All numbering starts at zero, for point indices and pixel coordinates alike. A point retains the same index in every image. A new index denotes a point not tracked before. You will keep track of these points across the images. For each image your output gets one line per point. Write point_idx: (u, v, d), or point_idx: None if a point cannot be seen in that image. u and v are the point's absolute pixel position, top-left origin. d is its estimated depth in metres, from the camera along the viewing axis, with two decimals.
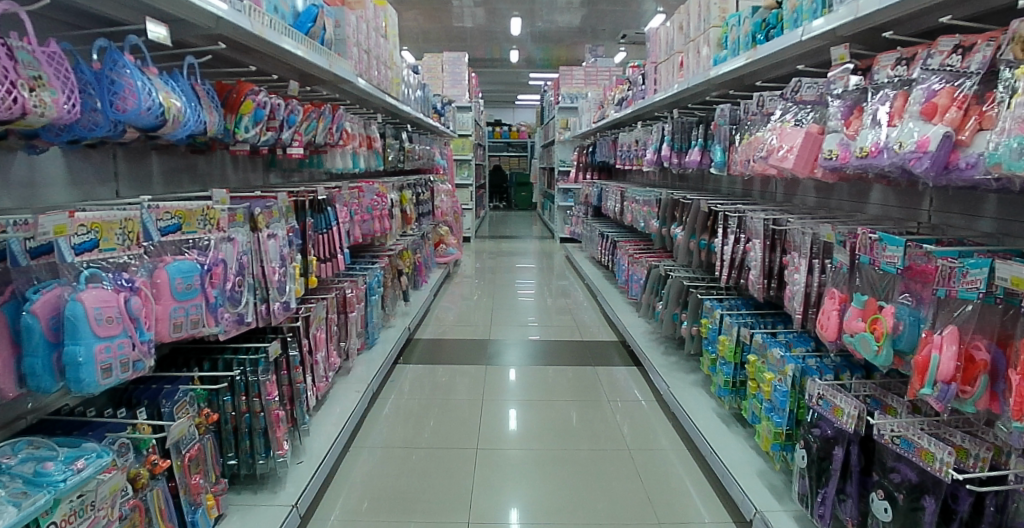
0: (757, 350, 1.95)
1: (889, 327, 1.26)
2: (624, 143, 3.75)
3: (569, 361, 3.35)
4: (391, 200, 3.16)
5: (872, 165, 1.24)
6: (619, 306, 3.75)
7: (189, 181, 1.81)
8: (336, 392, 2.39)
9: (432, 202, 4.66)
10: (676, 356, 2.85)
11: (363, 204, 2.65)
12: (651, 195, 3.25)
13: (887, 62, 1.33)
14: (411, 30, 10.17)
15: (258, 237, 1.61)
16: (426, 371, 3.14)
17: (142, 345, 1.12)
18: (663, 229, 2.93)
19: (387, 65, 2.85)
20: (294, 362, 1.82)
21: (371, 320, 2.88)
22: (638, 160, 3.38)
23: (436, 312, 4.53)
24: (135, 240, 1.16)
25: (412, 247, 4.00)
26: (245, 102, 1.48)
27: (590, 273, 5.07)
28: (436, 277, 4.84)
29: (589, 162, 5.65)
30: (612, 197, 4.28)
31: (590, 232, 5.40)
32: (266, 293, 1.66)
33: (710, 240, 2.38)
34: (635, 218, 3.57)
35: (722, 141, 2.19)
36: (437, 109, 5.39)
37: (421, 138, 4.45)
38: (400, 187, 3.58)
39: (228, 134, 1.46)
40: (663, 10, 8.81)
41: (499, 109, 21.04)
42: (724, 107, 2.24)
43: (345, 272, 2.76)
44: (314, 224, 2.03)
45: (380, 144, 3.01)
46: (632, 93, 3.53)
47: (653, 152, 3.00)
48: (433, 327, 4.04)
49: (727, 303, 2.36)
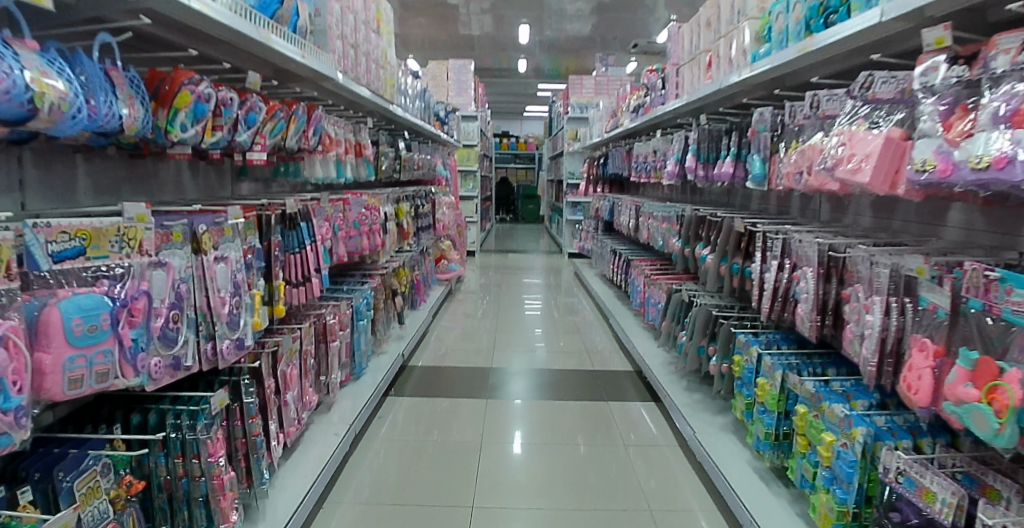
0: (807, 400, 1.64)
1: (1013, 399, 0.88)
2: (639, 154, 3.45)
3: (579, 395, 2.98)
4: (383, 214, 2.87)
5: (996, 180, 0.90)
6: (633, 330, 3.42)
7: (132, 192, 1.52)
8: (312, 435, 2.06)
9: (433, 215, 4.37)
10: (700, 394, 2.50)
11: (349, 220, 2.35)
12: (671, 211, 2.93)
13: (1009, 45, 1.00)
14: (417, 38, 9.97)
15: (202, 261, 1.31)
16: (420, 404, 2.80)
17: (5, 416, 0.80)
18: (686, 249, 2.61)
19: (380, 64, 2.57)
20: (250, 411, 1.51)
21: (359, 349, 2.57)
22: (656, 172, 3.06)
23: (436, 333, 4.21)
24: (4, 270, 0.85)
25: (409, 264, 3.69)
26: (182, 93, 1.18)
27: (600, 292, 4.74)
28: (436, 295, 4.52)
29: (600, 175, 5.35)
30: (626, 212, 3.96)
31: (600, 247, 5.07)
32: (212, 329, 1.35)
33: (746, 264, 2.05)
34: (652, 235, 3.25)
35: (763, 150, 1.88)
36: (440, 117, 5.12)
37: (422, 148, 4.17)
38: (395, 201, 3.28)
39: (160, 133, 1.16)
40: (676, 18, 8.51)
41: (507, 121, 20.91)
42: (764, 110, 1.93)
43: (329, 294, 2.46)
44: (283, 241, 1.72)
45: (372, 151, 2.73)
46: (651, 100, 3.23)
47: (675, 165, 2.69)
48: (431, 351, 3.71)
49: (766, 338, 2.03)
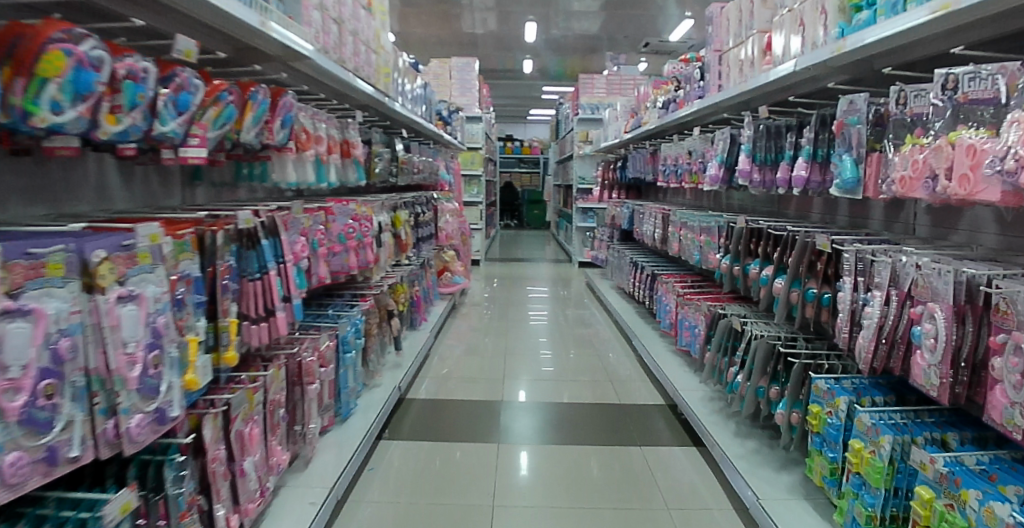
0: (934, 483, 1.22)
1: None
2: (668, 156, 3.03)
3: (605, 437, 2.49)
4: (377, 225, 2.46)
5: None
6: (663, 357, 2.97)
7: (20, 201, 1.10)
8: (281, 503, 1.61)
9: (434, 223, 3.96)
10: (755, 442, 2.07)
11: (332, 232, 1.94)
12: (711, 221, 2.50)
13: None
14: (419, 36, 9.58)
15: (98, 304, 0.88)
16: (416, 450, 2.33)
17: None
18: (735, 268, 2.19)
19: (371, 47, 2.16)
20: (178, 507, 1.09)
21: (346, 387, 2.14)
22: (693, 177, 2.63)
23: (438, 354, 3.77)
24: None
25: (408, 279, 3.27)
26: (49, 53, 0.77)
27: (619, 307, 4.31)
28: (438, 311, 4.08)
29: (616, 180, 4.95)
30: (650, 222, 3.53)
31: (617, 258, 4.65)
32: (113, 401, 0.91)
33: (826, 291, 1.63)
34: (685, 248, 2.83)
35: (857, 148, 1.47)
36: (443, 117, 4.71)
37: (423, 149, 3.75)
38: (390, 209, 2.86)
39: (16, 116, 0.77)
40: (693, 14, 8.09)
41: (511, 124, 20.57)
42: (857, 96, 1.49)
43: (309, 322, 2.04)
44: (236, 265, 1.32)
45: (363, 152, 2.33)
46: (683, 95, 2.79)
47: (720, 167, 2.26)
48: (432, 378, 3.27)
49: (851, 385, 1.61)
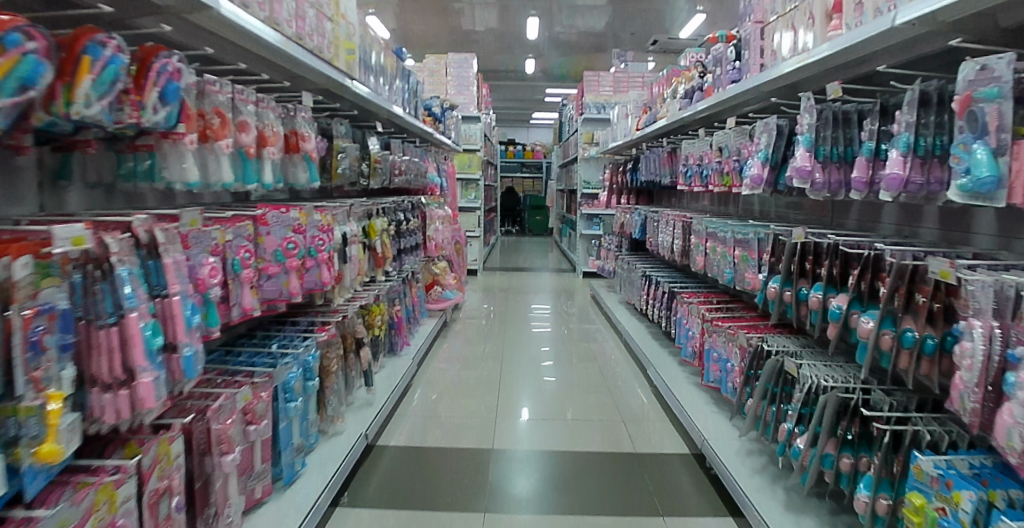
0: None
1: None
2: (690, 154, 2.56)
3: (619, 502, 1.98)
4: (338, 237, 2.00)
5: None
6: (686, 394, 2.47)
7: None
8: None
9: (421, 232, 3.51)
10: (814, 521, 1.53)
11: (263, 248, 1.48)
12: (749, 233, 2.03)
13: None
14: (416, 33, 9.17)
15: None
16: (385, 522, 1.84)
17: None
18: (787, 293, 1.71)
19: (325, 15, 1.71)
20: None
21: (288, 445, 1.66)
22: (724, 179, 2.15)
23: (423, 382, 3.29)
24: None
25: (385, 298, 2.81)
26: None
27: (629, 325, 3.84)
28: (426, 330, 3.61)
29: (625, 183, 4.50)
30: (667, 231, 3.05)
31: (625, 269, 4.19)
32: None
33: (931, 335, 1.17)
34: (713, 264, 2.36)
35: (996, 133, 1.01)
36: (434, 114, 4.26)
37: (407, 147, 3.29)
38: (360, 217, 2.40)
39: None
40: (704, 9, 7.64)
41: (513, 128, 20.18)
42: (998, 56, 1.02)
43: (236, 368, 1.57)
44: (71, 308, 0.86)
45: (319, 147, 1.87)
46: (712, 81, 2.30)
47: (763, 166, 1.79)
48: (412, 415, 2.78)
49: (968, 468, 1.16)
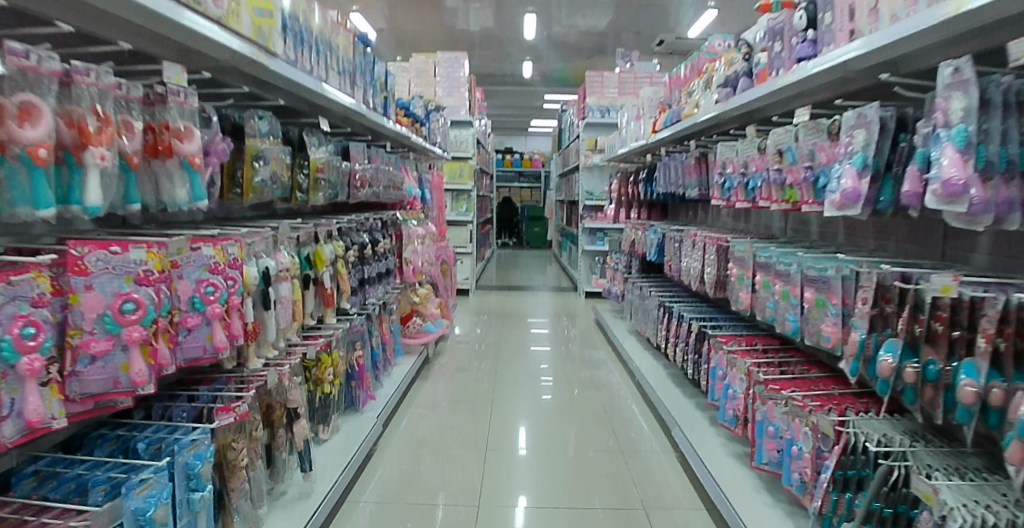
0: None
1: None
2: (730, 161, 2.00)
3: None
4: (255, 275, 1.43)
5: None
6: (729, 474, 1.86)
7: None
8: None
9: (396, 255, 2.95)
10: None
11: (77, 314, 0.89)
12: (828, 268, 1.46)
13: None
14: (406, 32, 8.63)
15: None
16: None
17: None
18: (910, 368, 1.11)
19: None
20: None
21: None
22: (786, 193, 1.60)
23: (393, 435, 2.68)
24: None
25: (342, 342, 2.24)
26: None
27: (643, 361, 3.26)
28: (401, 371, 3.02)
29: (636, 194, 3.95)
30: (694, 255, 2.49)
31: (637, 295, 3.62)
32: None
33: None
34: (765, 305, 1.78)
35: None
36: (415, 116, 3.69)
37: (378, 153, 2.73)
38: (299, 243, 1.83)
39: None
40: (716, 5, 7.08)
41: (511, 135, 19.74)
42: None
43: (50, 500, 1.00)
44: None
45: (220, 150, 1.30)
46: (767, 62, 1.74)
47: (860, 176, 1.21)
48: (374, 488, 2.16)
49: None
